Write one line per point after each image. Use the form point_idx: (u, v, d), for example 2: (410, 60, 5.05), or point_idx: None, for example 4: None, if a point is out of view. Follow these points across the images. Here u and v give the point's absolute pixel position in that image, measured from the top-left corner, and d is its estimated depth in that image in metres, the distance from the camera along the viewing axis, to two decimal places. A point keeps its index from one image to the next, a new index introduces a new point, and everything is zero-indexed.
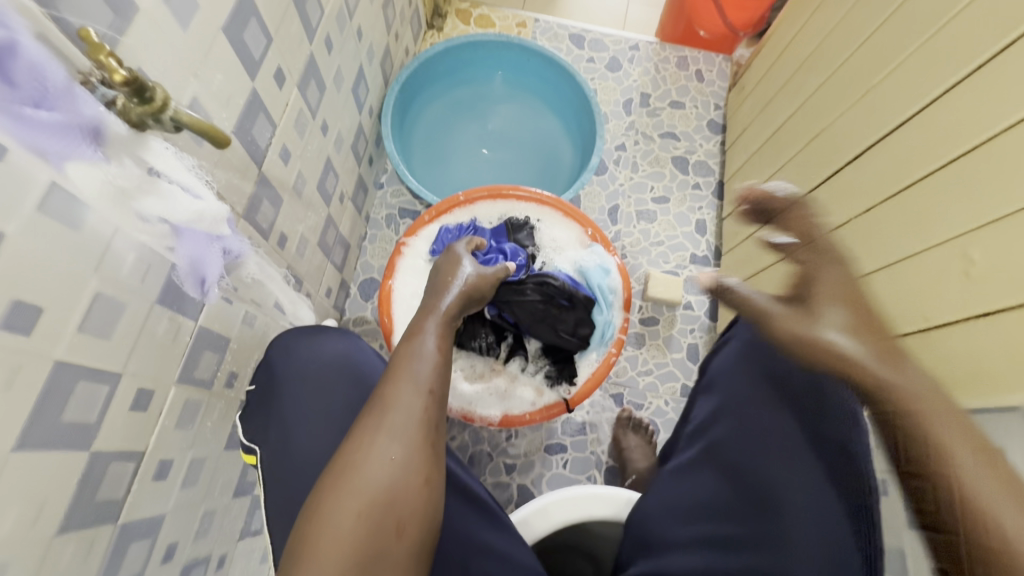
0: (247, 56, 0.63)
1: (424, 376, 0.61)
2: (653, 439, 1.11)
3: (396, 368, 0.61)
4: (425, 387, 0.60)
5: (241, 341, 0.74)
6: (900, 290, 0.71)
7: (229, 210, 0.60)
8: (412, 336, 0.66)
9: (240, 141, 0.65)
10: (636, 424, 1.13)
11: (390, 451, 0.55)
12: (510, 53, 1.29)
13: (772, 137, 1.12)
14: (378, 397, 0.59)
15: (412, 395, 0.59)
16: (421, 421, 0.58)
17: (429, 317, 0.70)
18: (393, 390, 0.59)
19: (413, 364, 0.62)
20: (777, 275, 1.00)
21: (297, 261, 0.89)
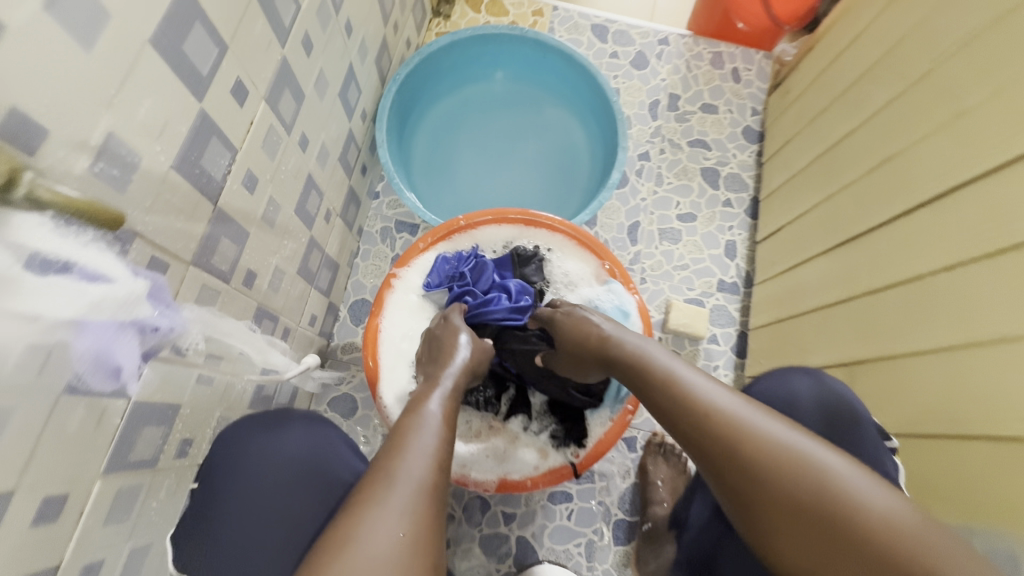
0: (190, 71, 0.50)
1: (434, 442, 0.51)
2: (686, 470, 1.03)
3: (399, 433, 0.51)
4: (432, 456, 0.50)
5: (194, 404, 0.63)
6: (989, 380, 0.57)
7: (150, 279, 0.50)
8: (414, 407, 0.57)
9: (185, 176, 0.53)
10: (668, 452, 1.04)
11: (393, 522, 0.44)
12: (524, 48, 1.14)
13: (823, 156, 0.97)
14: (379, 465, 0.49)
15: (419, 467, 0.49)
16: (427, 490, 0.47)
17: (433, 389, 0.61)
18: (397, 459, 0.49)
19: (416, 433, 0.52)
20: (821, 323, 0.87)
21: (271, 296, 0.78)
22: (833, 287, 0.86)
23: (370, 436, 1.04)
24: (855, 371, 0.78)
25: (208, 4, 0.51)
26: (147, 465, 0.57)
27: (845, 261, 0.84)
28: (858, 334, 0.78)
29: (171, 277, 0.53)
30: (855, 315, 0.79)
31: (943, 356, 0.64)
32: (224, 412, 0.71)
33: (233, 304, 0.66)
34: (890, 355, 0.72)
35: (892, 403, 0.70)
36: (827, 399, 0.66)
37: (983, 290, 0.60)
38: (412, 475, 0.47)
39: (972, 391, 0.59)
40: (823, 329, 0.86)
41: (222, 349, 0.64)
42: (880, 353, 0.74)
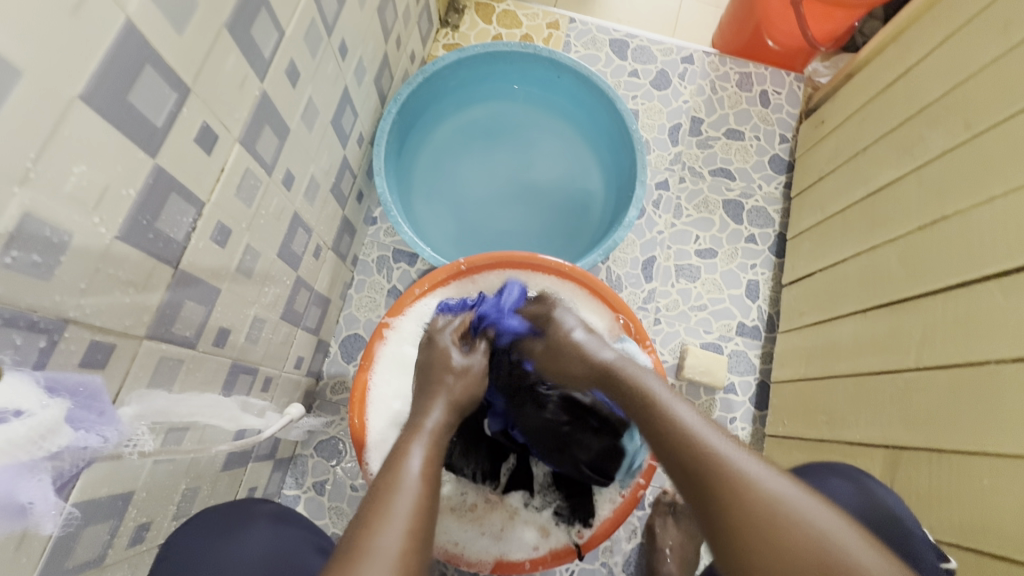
0: (139, 124, 0.42)
1: (408, 514, 0.43)
2: (697, 535, 0.93)
3: (374, 502, 0.44)
4: (410, 525, 0.43)
5: (150, 487, 0.56)
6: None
7: (75, 387, 0.41)
8: (396, 459, 0.49)
9: (135, 244, 0.45)
10: (679, 513, 0.95)
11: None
12: (538, 68, 1.05)
13: (863, 201, 0.88)
14: (349, 538, 0.41)
15: (393, 539, 0.41)
16: (404, 565, 0.40)
17: (418, 436, 0.52)
18: (369, 534, 0.41)
19: (390, 496, 0.44)
20: (858, 392, 0.78)
21: (249, 349, 0.71)
22: (873, 353, 0.78)
23: (358, 485, 0.96)
24: (899, 455, 0.70)
25: (163, 45, 0.42)
26: (91, 564, 0.50)
27: (890, 326, 0.76)
28: (905, 415, 0.70)
29: (117, 360, 0.45)
30: (901, 391, 0.71)
31: (1010, 462, 0.55)
32: (189, 484, 0.63)
33: (199, 371, 0.59)
34: (941, 447, 0.64)
35: (950, 504, 0.62)
36: (859, 507, 0.62)
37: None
38: (385, 550, 0.40)
39: None
40: (860, 401, 0.78)
41: (184, 425, 0.56)
42: (934, 444, 0.65)
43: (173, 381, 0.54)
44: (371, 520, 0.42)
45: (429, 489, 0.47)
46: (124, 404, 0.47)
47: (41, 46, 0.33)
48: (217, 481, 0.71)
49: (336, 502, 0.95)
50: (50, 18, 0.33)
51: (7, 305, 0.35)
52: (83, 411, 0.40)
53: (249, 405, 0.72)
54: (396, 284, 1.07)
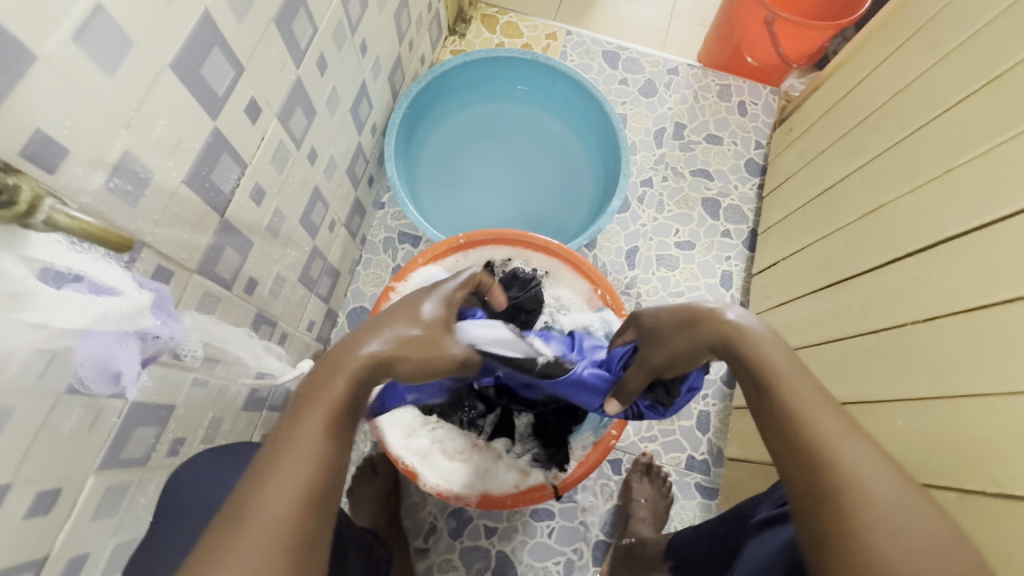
0: (207, 92, 0.53)
1: (318, 427, 0.45)
2: (668, 494, 1.03)
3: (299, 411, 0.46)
4: (318, 441, 0.45)
5: (187, 406, 0.65)
6: (947, 433, 0.60)
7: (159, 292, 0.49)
8: (322, 385, 0.48)
9: (196, 190, 0.56)
10: (654, 474, 1.05)
11: (279, 493, 0.42)
12: (536, 73, 1.17)
13: (818, 198, 0.99)
14: (273, 448, 0.44)
15: (272, 504, 0.41)
16: (313, 464, 0.44)
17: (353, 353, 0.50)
18: (291, 437, 0.44)
19: (310, 410, 0.46)
20: (809, 358, 0.88)
21: (271, 303, 0.81)
22: (820, 326, 0.88)
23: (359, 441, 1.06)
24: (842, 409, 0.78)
25: (228, 31, 0.53)
26: (139, 463, 0.59)
27: (833, 302, 0.86)
28: (841, 373, 0.80)
29: (174, 285, 0.56)
30: (839, 355, 0.81)
31: (913, 406, 0.66)
32: (216, 413, 0.73)
33: (232, 311, 0.69)
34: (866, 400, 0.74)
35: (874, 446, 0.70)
36: None
37: (956, 344, 0.62)
38: (298, 451, 0.44)
39: (943, 443, 0.60)
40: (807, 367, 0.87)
41: (219, 353, 0.66)
42: (861, 397, 0.74)
43: (213, 313, 0.64)
44: (295, 429, 0.45)
45: (346, 407, 0.47)
46: (184, 314, 0.58)
47: (151, 23, 0.44)
48: (237, 418, 0.80)
49: None
50: (157, 3, 0.44)
51: (106, 221, 0.45)
52: (161, 313, 0.49)
53: (270, 352, 0.82)
54: (400, 264, 1.17)
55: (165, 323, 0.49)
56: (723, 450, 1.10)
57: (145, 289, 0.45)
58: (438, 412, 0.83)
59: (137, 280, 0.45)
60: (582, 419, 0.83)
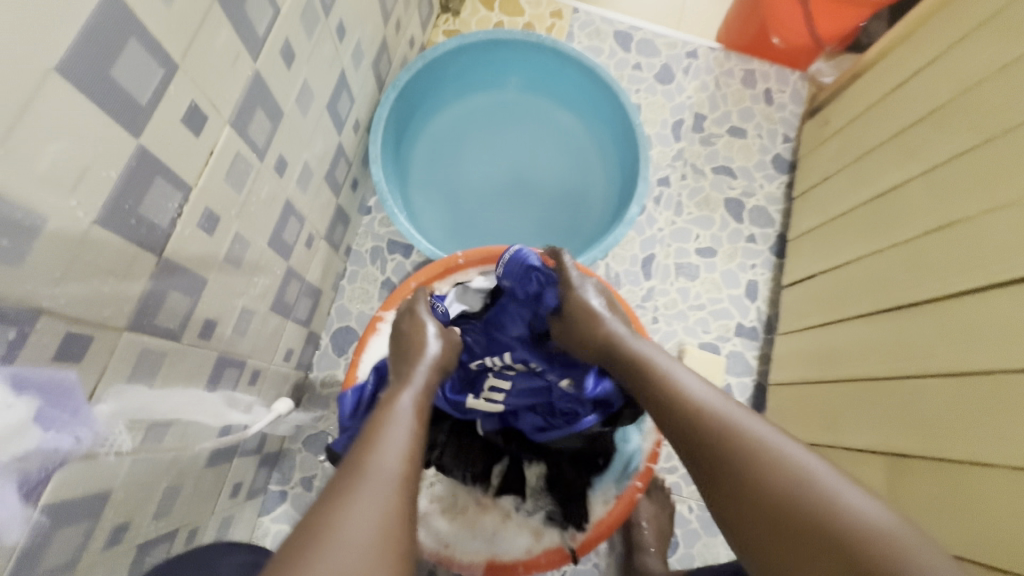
0: (124, 101, 0.40)
1: (401, 445, 0.46)
2: (669, 503, 0.95)
3: (371, 429, 0.47)
4: (405, 453, 0.46)
5: (129, 486, 0.53)
6: (1012, 451, 0.56)
7: (66, 386, 0.40)
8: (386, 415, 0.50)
9: (118, 229, 0.42)
10: (652, 487, 0.96)
11: (376, 500, 0.41)
12: (540, 57, 1.03)
13: (867, 205, 0.87)
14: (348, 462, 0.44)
15: (393, 460, 0.45)
16: (401, 482, 0.43)
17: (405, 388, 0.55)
18: (368, 453, 0.45)
19: (390, 431, 0.48)
20: (858, 395, 0.78)
21: (237, 341, 0.68)
22: (874, 357, 0.77)
23: None
24: (907, 463, 0.69)
25: (150, 16, 0.40)
26: (65, 568, 0.48)
27: (892, 330, 0.76)
28: (904, 418, 0.70)
29: (95, 354, 0.43)
30: (899, 396, 0.72)
31: (1008, 473, 0.56)
32: (170, 482, 0.61)
33: (183, 364, 0.56)
34: (926, 454, 0.66)
35: (958, 512, 0.61)
36: None
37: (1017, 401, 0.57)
38: (383, 467, 0.44)
39: None
40: (861, 406, 0.77)
41: (167, 421, 0.54)
42: (940, 453, 0.64)
43: (154, 375, 0.52)
44: (372, 440, 0.46)
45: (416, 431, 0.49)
46: (101, 400, 0.45)
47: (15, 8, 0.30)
48: (202, 477, 0.68)
49: None
50: None
51: None
52: (58, 413, 0.39)
53: (235, 400, 0.69)
54: (390, 277, 1.04)
55: (70, 424, 0.40)
56: None
57: (24, 396, 0.36)
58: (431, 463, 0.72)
59: (20, 383, 0.36)
60: (603, 470, 0.74)
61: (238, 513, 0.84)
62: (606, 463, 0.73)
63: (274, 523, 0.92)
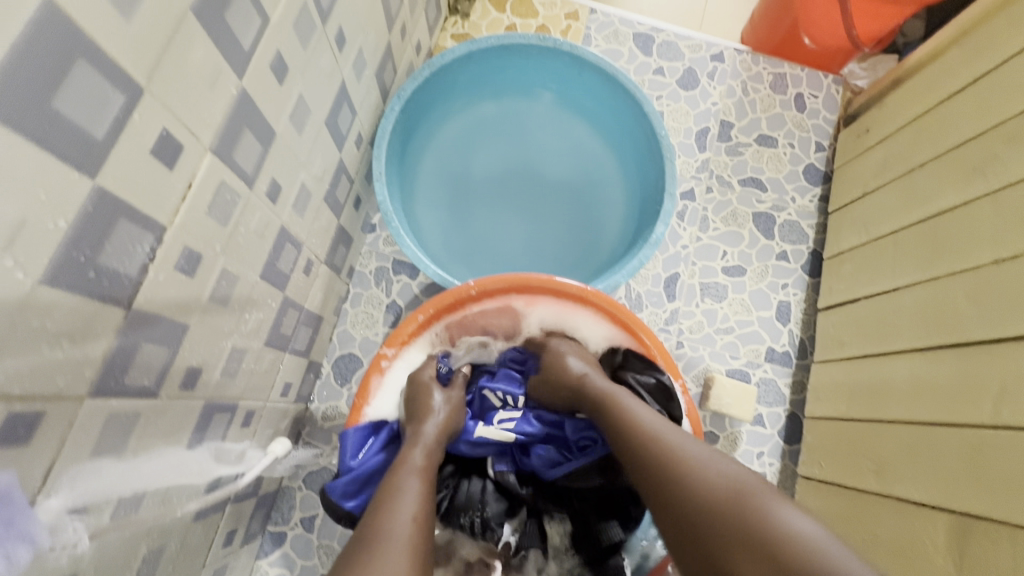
0: (72, 134, 0.33)
1: (413, 504, 0.50)
2: None
3: (386, 492, 0.51)
4: (415, 511, 0.49)
5: (99, 564, 0.46)
6: None
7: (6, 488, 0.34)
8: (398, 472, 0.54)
9: (69, 284, 0.36)
10: None
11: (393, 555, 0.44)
12: (556, 64, 0.96)
13: (920, 224, 0.81)
14: (365, 521, 0.48)
15: (405, 519, 0.48)
16: (414, 537, 0.46)
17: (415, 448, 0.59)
18: (382, 514, 0.48)
19: (401, 492, 0.51)
20: (910, 441, 0.72)
21: (227, 385, 0.62)
22: (933, 400, 0.70)
23: None
24: (968, 523, 0.61)
25: (104, 34, 0.33)
26: None
27: (955, 370, 0.68)
28: (969, 471, 0.63)
29: (46, 430, 0.37)
30: (958, 447, 0.65)
31: None
32: (152, 547, 0.55)
33: (162, 421, 0.50)
34: (983, 513, 0.60)
35: None
36: None
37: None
38: (400, 526, 0.47)
39: None
40: (916, 455, 0.70)
41: (142, 491, 0.47)
42: (1012, 517, 0.57)
43: (126, 442, 0.45)
44: (386, 499, 0.50)
45: (424, 487, 0.53)
46: (52, 492, 0.38)
47: None
48: (188, 534, 0.62)
49: (326, 539, 0.87)
50: None
51: None
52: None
53: (224, 453, 0.62)
54: (396, 300, 0.97)
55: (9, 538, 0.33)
56: None
57: None
58: (442, 516, 0.68)
59: None
60: (634, 521, 0.66)
61: (232, 560, 0.77)
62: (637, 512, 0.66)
63: (272, 567, 0.85)
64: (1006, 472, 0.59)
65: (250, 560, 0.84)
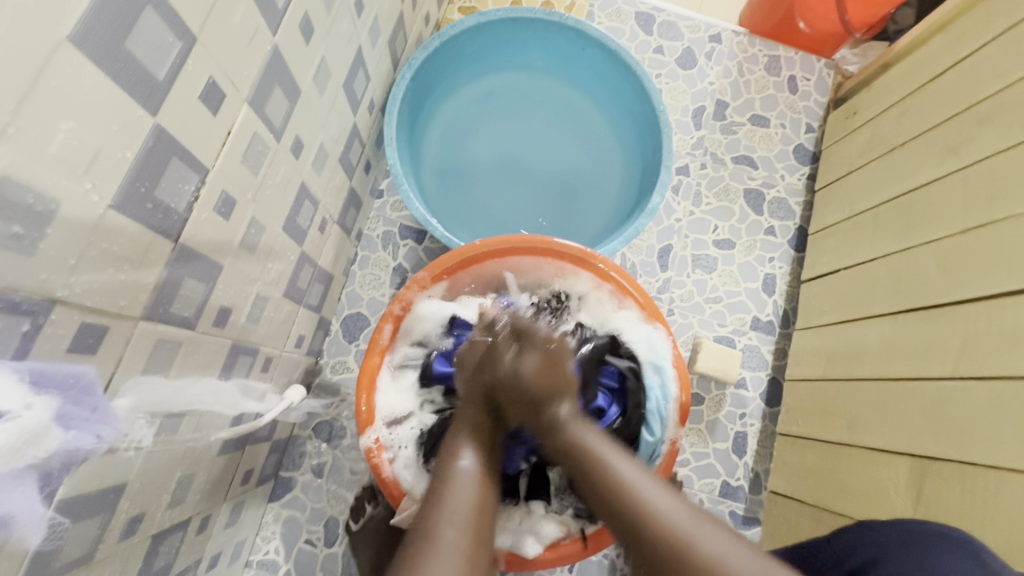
0: (140, 76, 0.37)
1: (466, 499, 0.51)
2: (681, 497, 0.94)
3: (435, 494, 0.51)
4: (471, 505, 0.50)
5: (144, 477, 0.51)
6: None
7: (90, 375, 0.40)
8: (449, 464, 0.55)
9: (131, 214, 0.40)
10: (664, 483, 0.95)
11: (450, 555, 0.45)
12: (563, 40, 0.99)
13: (897, 200, 0.87)
14: (421, 519, 0.49)
15: (460, 511, 0.49)
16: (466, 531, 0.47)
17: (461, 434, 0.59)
18: (435, 512, 0.49)
19: (452, 489, 0.51)
20: (879, 396, 0.78)
21: (250, 330, 0.66)
22: (900, 359, 0.77)
23: (358, 468, 0.94)
24: (925, 465, 0.68)
25: None
26: (80, 562, 0.47)
27: (920, 332, 0.75)
28: (931, 420, 0.70)
29: (110, 344, 0.41)
30: (920, 400, 0.72)
31: None
32: (184, 471, 0.60)
33: (198, 353, 0.55)
34: (939, 456, 0.67)
35: (982, 517, 0.60)
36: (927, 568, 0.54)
37: (1021, 416, 0.59)
38: (449, 521, 0.48)
39: None
40: (884, 409, 0.77)
41: (183, 413, 0.53)
42: (964, 456, 0.64)
43: (169, 366, 0.50)
44: (441, 495, 0.51)
45: (478, 485, 0.53)
46: (118, 396, 0.43)
47: None
48: (213, 466, 0.67)
49: (335, 485, 0.93)
50: None
51: None
52: (80, 411, 0.39)
53: (249, 390, 0.67)
54: (402, 263, 1.02)
55: (86, 419, 0.39)
56: (761, 476, 0.99)
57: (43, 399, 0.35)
58: None
59: (37, 384, 0.35)
60: None
61: (249, 499, 0.83)
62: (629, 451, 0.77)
63: (283, 509, 0.91)
64: (960, 419, 0.66)
65: (263, 502, 0.89)
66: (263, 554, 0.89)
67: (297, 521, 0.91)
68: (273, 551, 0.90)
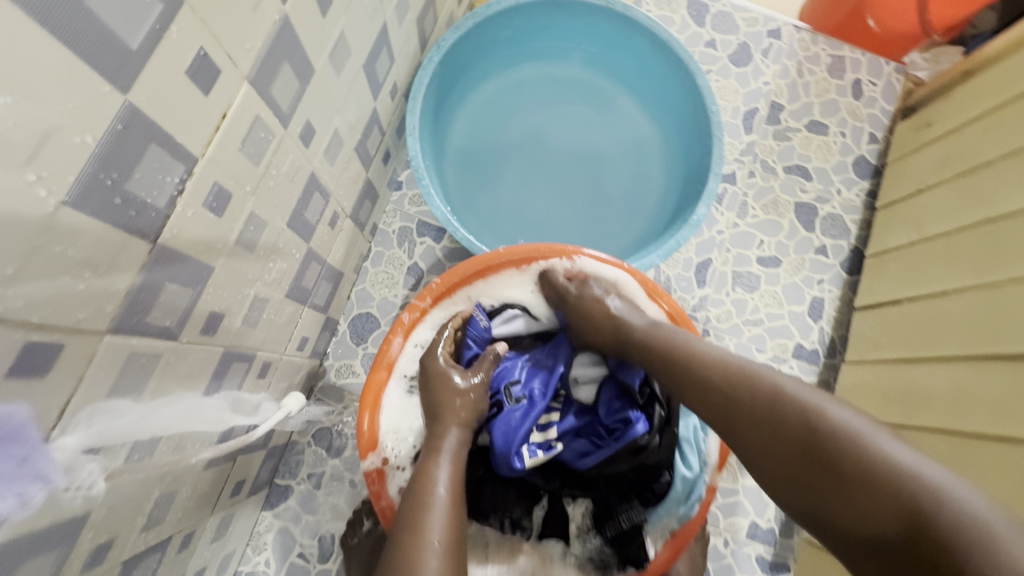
0: (105, 42, 0.30)
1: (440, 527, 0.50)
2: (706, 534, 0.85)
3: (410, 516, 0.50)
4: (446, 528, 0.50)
5: (112, 503, 0.45)
6: None
7: (31, 417, 0.33)
8: (424, 480, 0.54)
9: (92, 210, 0.33)
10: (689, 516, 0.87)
11: None
12: (606, 27, 0.90)
13: (979, 227, 0.76)
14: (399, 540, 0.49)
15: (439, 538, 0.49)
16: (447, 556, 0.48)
17: (441, 446, 0.58)
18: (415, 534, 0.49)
19: (428, 512, 0.51)
20: (947, 449, 0.69)
21: (247, 334, 0.59)
22: (974, 409, 0.67)
23: (358, 480, 0.87)
24: None
25: None
26: None
27: (1001, 381, 0.65)
28: (993, 477, 0.62)
29: (66, 363, 0.35)
30: (993, 457, 0.63)
31: None
32: (165, 491, 0.54)
33: (181, 365, 0.48)
34: None
35: None
36: None
37: None
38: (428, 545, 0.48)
39: None
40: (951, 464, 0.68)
41: (157, 436, 0.46)
42: None
43: (143, 382, 0.43)
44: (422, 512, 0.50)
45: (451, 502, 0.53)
46: (66, 431, 0.36)
47: None
48: (200, 480, 0.61)
49: (333, 496, 0.86)
50: None
51: None
52: (2, 464, 0.32)
53: (240, 403, 0.61)
54: (418, 262, 0.94)
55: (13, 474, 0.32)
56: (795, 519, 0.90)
57: None
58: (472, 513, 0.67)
59: None
60: (661, 499, 0.67)
61: (239, 509, 0.77)
62: (664, 491, 0.67)
63: (277, 518, 0.85)
64: None
65: (256, 511, 0.83)
66: (253, 564, 0.84)
67: (290, 533, 0.85)
68: (263, 564, 0.84)
